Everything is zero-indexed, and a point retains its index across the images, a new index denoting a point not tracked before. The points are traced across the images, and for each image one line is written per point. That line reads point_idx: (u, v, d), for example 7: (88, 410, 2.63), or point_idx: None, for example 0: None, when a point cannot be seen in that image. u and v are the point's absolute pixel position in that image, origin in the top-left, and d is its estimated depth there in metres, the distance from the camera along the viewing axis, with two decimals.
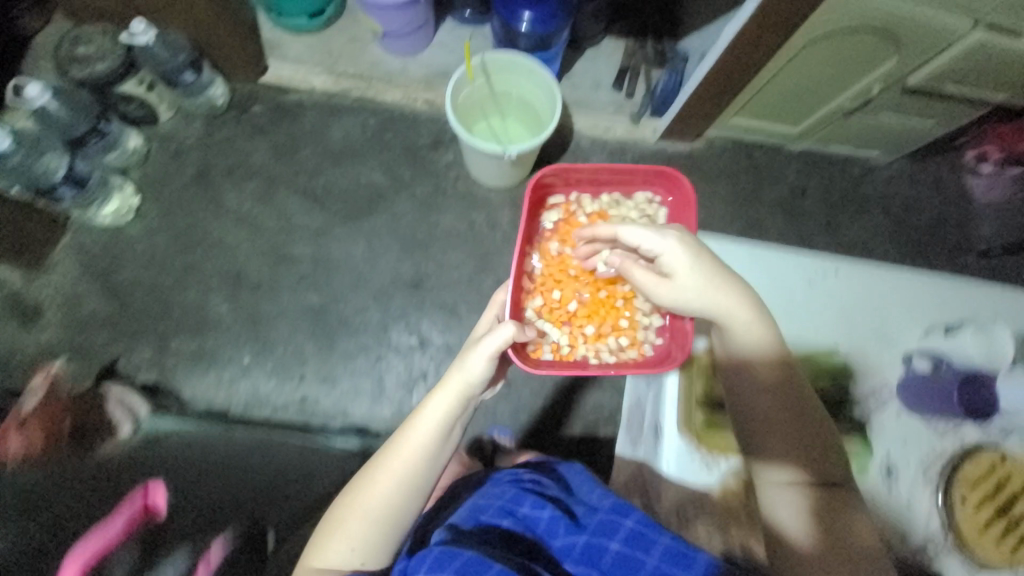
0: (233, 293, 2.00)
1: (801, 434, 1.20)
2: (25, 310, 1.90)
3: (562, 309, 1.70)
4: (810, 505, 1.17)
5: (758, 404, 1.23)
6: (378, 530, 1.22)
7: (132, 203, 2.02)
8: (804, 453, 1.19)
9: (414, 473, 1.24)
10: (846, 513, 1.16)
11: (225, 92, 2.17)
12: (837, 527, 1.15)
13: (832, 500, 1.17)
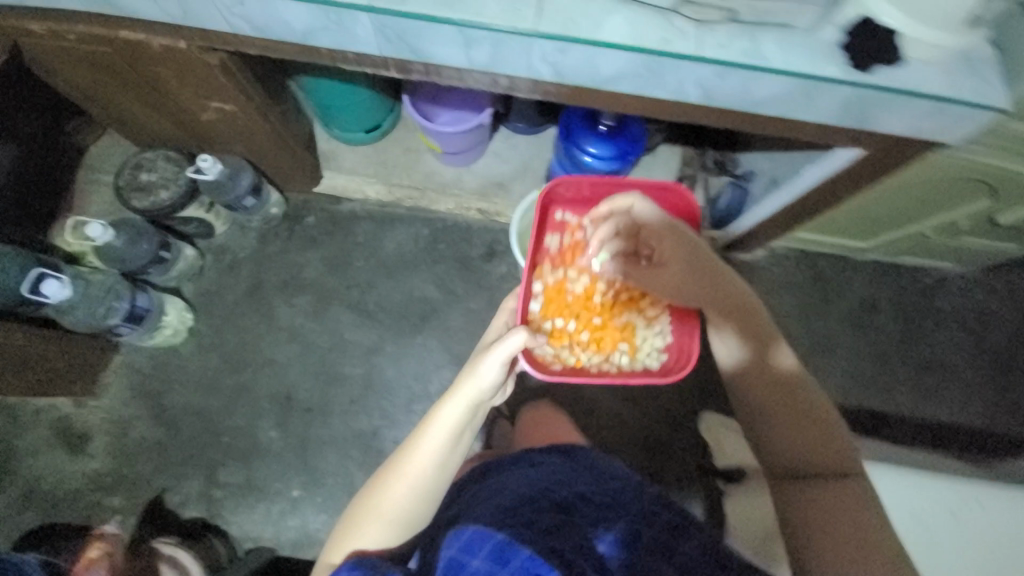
0: (284, 418, 1.93)
1: (788, 425, 1.12)
2: (73, 438, 1.85)
3: (566, 326, 1.64)
4: (804, 467, 1.09)
5: (757, 386, 1.15)
6: (410, 511, 1.15)
7: (185, 322, 1.96)
8: (777, 391, 1.13)
9: (446, 450, 1.17)
10: (840, 454, 1.07)
11: (279, 202, 2.12)
12: (866, 550, 0.96)
13: (816, 428, 1.10)
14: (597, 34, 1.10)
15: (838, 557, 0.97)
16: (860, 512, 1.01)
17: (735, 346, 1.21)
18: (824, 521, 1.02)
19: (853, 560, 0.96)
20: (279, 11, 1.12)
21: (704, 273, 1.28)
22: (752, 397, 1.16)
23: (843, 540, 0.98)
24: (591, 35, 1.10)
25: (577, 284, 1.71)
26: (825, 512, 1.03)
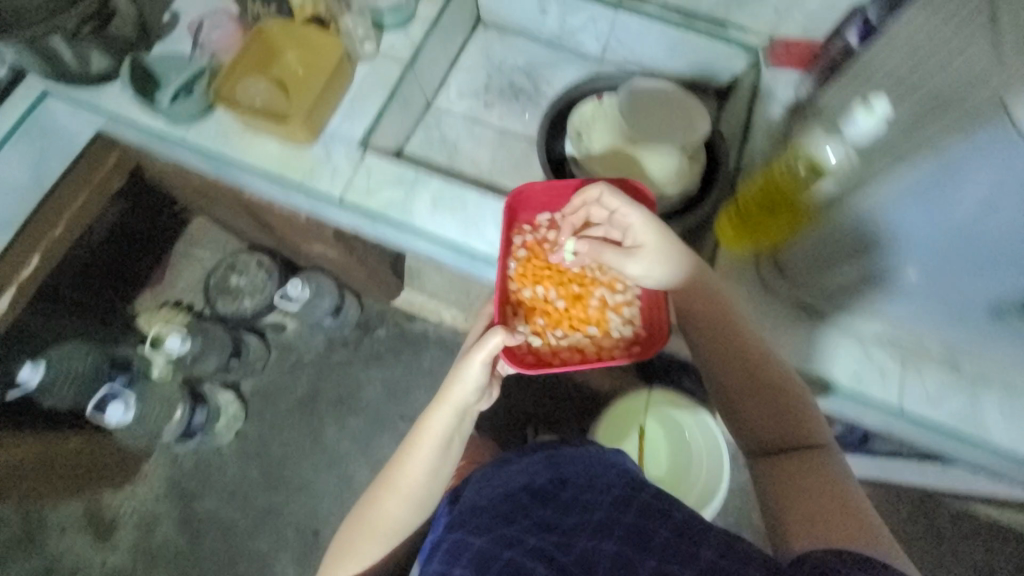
0: (306, 556, 1.80)
1: (745, 384, 0.90)
2: (102, 524, 1.81)
3: (539, 292, 1.01)
4: (778, 447, 0.89)
5: (727, 368, 0.91)
6: (404, 483, 0.94)
7: (239, 419, 1.90)
8: (702, 299, 0.90)
9: (422, 457, 0.94)
10: (810, 428, 0.87)
11: (356, 308, 2.00)
12: (830, 528, 0.78)
13: (786, 409, 0.88)
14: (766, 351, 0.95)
15: (800, 518, 0.81)
16: (841, 499, 0.81)
17: (689, 305, 0.91)
18: (790, 497, 0.83)
19: (825, 538, 0.77)
20: (411, 242, 1.03)
21: (686, 290, 0.90)
22: (732, 390, 0.91)
23: (814, 525, 0.79)
24: None
25: (553, 254, 1.00)
26: (799, 482, 0.84)
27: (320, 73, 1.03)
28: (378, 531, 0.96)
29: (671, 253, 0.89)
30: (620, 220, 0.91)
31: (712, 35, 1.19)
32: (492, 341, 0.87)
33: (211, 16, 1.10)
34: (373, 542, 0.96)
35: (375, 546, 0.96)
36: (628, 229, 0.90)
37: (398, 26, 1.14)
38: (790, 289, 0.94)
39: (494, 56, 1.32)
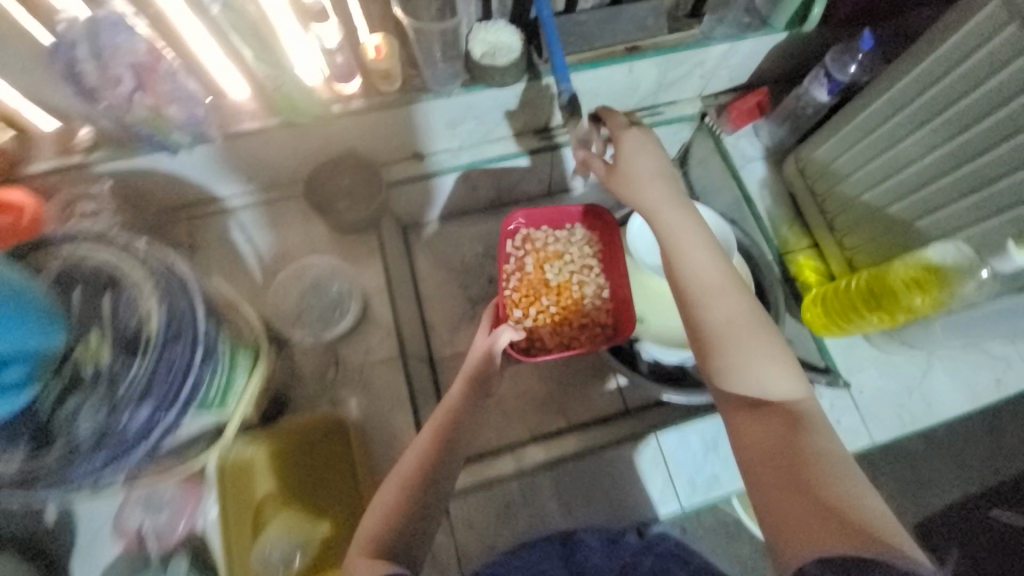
0: None
1: (714, 295, 0.68)
2: None
3: (520, 294, 0.96)
4: (748, 395, 0.63)
5: (701, 280, 0.68)
6: (422, 454, 0.68)
7: None
8: (686, 242, 0.71)
9: (438, 454, 0.69)
10: (773, 378, 0.64)
11: None
12: (812, 513, 0.53)
13: (756, 357, 0.64)
14: (933, 415, 0.90)
15: (774, 483, 0.56)
16: (798, 452, 0.57)
17: (677, 240, 0.71)
18: (767, 475, 0.57)
19: (818, 537, 0.51)
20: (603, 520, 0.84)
21: (664, 199, 0.73)
22: (716, 326, 0.66)
23: (792, 505, 0.54)
24: (927, 419, 0.90)
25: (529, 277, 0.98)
26: (767, 452, 0.59)
27: (339, 457, 0.83)
28: (411, 504, 0.65)
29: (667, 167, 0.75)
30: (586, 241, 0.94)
31: (657, 126, 1.09)
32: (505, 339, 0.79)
33: (149, 501, 0.75)
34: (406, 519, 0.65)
35: (391, 516, 0.65)
36: (619, 150, 0.75)
37: (352, 327, 0.92)
38: (921, 338, 0.84)
39: (454, 259, 1.12)
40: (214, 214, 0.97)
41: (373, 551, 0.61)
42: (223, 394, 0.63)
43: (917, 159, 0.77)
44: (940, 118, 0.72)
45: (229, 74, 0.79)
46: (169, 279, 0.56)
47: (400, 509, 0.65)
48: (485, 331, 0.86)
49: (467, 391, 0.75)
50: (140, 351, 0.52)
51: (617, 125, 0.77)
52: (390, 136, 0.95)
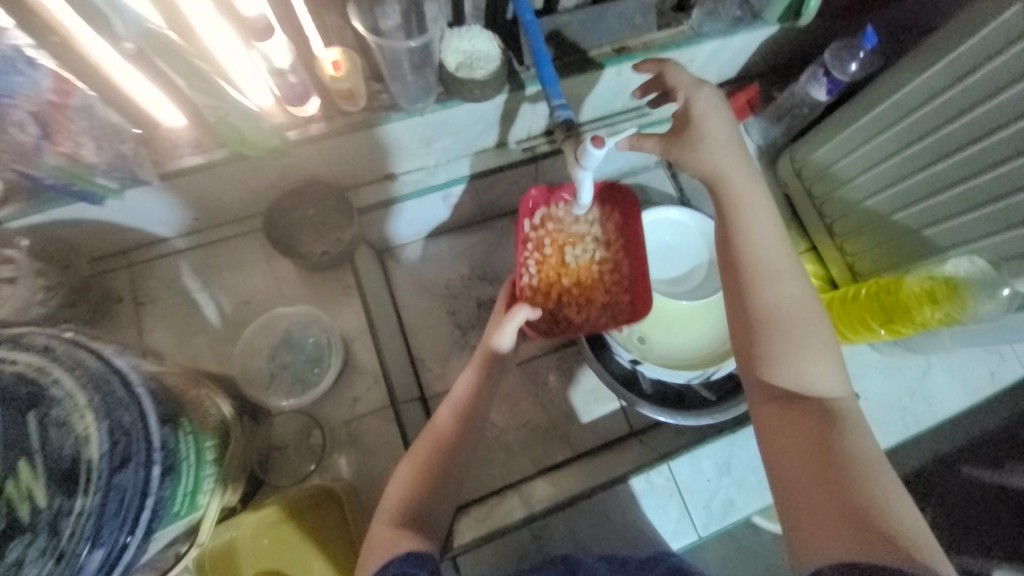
0: None
1: (771, 275, 0.65)
2: None
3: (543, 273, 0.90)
4: (784, 382, 0.60)
5: (761, 264, 0.65)
6: (438, 440, 0.71)
7: None
8: (749, 218, 0.68)
9: (458, 434, 0.72)
10: (816, 367, 0.60)
11: None
12: (835, 515, 0.50)
13: (799, 345, 0.61)
14: (936, 416, 0.90)
15: (795, 476, 0.54)
16: (833, 450, 0.54)
17: (741, 211, 0.68)
18: (793, 466, 0.55)
19: (837, 534, 0.49)
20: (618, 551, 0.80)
21: (738, 172, 0.69)
22: (764, 304, 0.64)
23: (818, 506, 0.52)
24: (930, 420, 0.90)
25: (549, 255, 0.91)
26: (797, 445, 0.56)
27: (332, 523, 0.74)
28: (433, 486, 0.69)
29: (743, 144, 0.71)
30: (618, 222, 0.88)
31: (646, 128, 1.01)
32: (519, 318, 0.76)
33: None
34: (424, 498, 0.68)
35: (410, 494, 0.68)
36: (689, 109, 0.71)
37: (335, 379, 0.83)
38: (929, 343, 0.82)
39: (437, 282, 1.04)
40: (161, 258, 0.85)
41: (398, 520, 0.66)
42: (192, 497, 0.54)
43: (926, 164, 0.74)
44: (951, 125, 0.69)
45: (158, 102, 0.67)
46: (106, 389, 0.47)
47: (420, 489, 0.68)
48: (501, 311, 0.84)
49: (483, 371, 0.75)
50: (85, 483, 0.43)
51: (683, 83, 0.73)
52: (357, 159, 0.84)
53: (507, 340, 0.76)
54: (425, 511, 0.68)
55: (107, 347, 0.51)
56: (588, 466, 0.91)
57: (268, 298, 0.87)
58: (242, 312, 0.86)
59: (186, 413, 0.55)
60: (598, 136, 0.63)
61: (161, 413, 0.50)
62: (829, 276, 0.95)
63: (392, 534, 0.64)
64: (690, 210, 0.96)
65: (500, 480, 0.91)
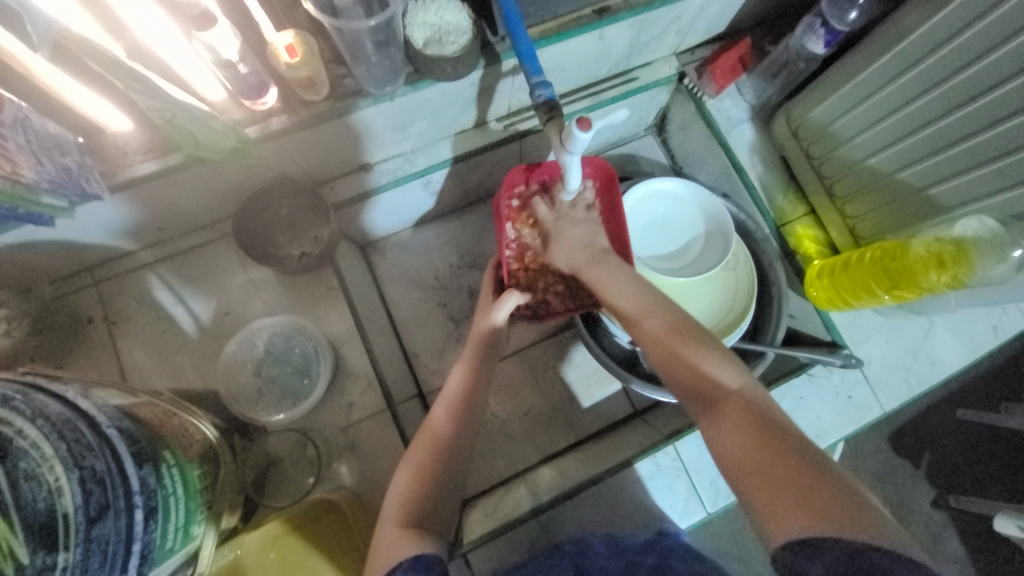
0: None
1: (640, 316, 0.67)
2: None
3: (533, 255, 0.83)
4: (697, 394, 0.59)
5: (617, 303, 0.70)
6: (449, 422, 0.69)
7: None
8: (604, 279, 0.73)
9: (461, 417, 0.70)
10: (714, 367, 0.59)
11: None
12: (785, 491, 0.47)
13: (696, 350, 0.61)
14: (939, 374, 0.88)
15: (742, 462, 0.51)
16: (764, 432, 0.52)
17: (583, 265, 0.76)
18: (736, 460, 0.52)
19: (791, 509, 0.46)
20: (631, 530, 0.79)
21: (585, 257, 0.76)
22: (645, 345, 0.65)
23: (763, 486, 0.48)
24: (933, 378, 0.88)
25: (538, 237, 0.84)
26: (736, 446, 0.52)
27: (336, 531, 0.72)
28: (439, 475, 0.65)
29: (598, 234, 0.78)
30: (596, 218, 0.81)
31: (633, 94, 0.95)
32: (510, 304, 0.76)
33: None
34: (429, 487, 0.64)
35: (420, 488, 0.64)
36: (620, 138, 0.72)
37: (328, 386, 0.80)
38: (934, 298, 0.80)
39: (426, 274, 1.00)
40: (129, 272, 0.81)
41: (407, 515, 0.61)
42: (185, 530, 0.52)
43: (933, 119, 0.70)
44: (961, 75, 0.65)
45: (97, 106, 0.60)
46: (72, 435, 0.42)
47: (426, 480, 0.65)
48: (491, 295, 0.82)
49: (481, 350, 0.75)
50: (66, 538, 0.38)
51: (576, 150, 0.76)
52: (327, 152, 0.79)
53: (504, 317, 0.76)
54: (431, 505, 0.64)
55: (67, 389, 0.47)
56: (593, 451, 0.90)
57: (249, 307, 0.83)
58: (223, 323, 0.82)
59: (166, 446, 0.52)
60: (584, 118, 0.57)
61: (137, 453, 0.47)
62: (830, 240, 0.91)
63: (400, 534, 0.59)
64: (684, 181, 0.94)
65: (507, 470, 0.92)
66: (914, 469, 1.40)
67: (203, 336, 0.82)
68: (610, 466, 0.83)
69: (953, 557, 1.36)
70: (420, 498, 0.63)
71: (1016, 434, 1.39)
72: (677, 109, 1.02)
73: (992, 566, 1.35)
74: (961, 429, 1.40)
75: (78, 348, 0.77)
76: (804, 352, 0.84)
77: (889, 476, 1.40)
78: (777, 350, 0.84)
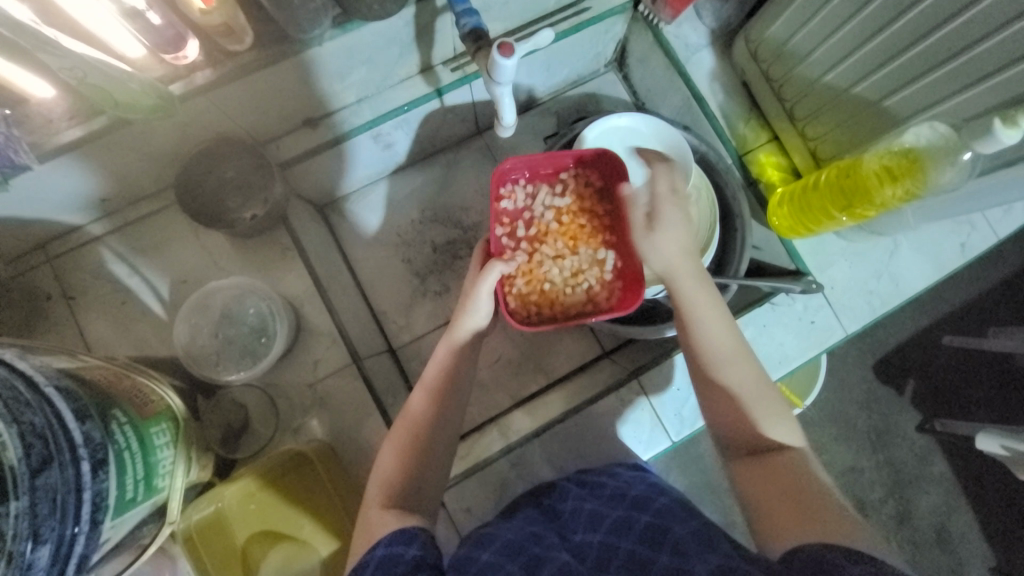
0: None
1: (726, 355, 0.65)
2: None
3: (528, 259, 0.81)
4: (763, 439, 0.60)
5: (711, 337, 0.65)
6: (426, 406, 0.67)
7: None
8: (709, 299, 0.67)
9: (448, 383, 0.68)
10: (780, 425, 0.61)
11: None
12: (810, 521, 0.52)
13: (769, 408, 0.62)
14: (904, 294, 0.88)
15: (779, 496, 0.55)
16: (806, 486, 0.55)
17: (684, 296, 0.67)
18: (769, 490, 0.56)
19: (803, 528, 0.51)
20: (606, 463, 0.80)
21: (688, 266, 0.69)
22: (729, 379, 0.63)
23: (788, 506, 0.54)
24: (897, 299, 0.88)
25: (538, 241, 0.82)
26: (777, 485, 0.56)
27: (311, 480, 0.76)
28: (428, 447, 0.65)
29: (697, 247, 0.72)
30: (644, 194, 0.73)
31: (585, 28, 0.86)
32: (493, 277, 0.69)
33: None
34: (413, 464, 0.63)
35: (406, 464, 0.63)
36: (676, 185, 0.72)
37: (289, 346, 0.81)
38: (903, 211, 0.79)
39: (388, 231, 0.99)
40: (82, 246, 0.81)
41: (386, 474, 0.63)
42: (146, 482, 0.54)
43: (889, 21, 0.66)
44: None
45: (13, 72, 0.58)
46: (8, 392, 0.43)
47: (405, 442, 0.65)
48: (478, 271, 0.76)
49: (458, 351, 0.70)
50: (9, 490, 0.40)
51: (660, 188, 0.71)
52: (263, 108, 0.76)
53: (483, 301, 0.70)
54: (418, 484, 0.63)
55: (3, 352, 0.47)
56: (567, 391, 0.89)
57: (205, 274, 0.83)
58: (181, 292, 0.82)
59: (117, 405, 0.53)
60: (507, 47, 0.65)
61: (80, 410, 0.47)
62: (792, 165, 0.90)
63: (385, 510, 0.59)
64: (641, 115, 0.90)
65: (481, 417, 0.94)
66: (899, 397, 1.42)
67: (161, 305, 0.82)
68: (579, 402, 0.86)
69: (935, 476, 1.40)
70: (404, 478, 0.63)
71: (1006, 356, 1.41)
72: (634, 40, 0.96)
73: (978, 486, 1.39)
74: (940, 356, 1.42)
75: (39, 323, 0.78)
76: (765, 282, 0.83)
77: (873, 405, 1.42)
78: (740, 281, 0.83)
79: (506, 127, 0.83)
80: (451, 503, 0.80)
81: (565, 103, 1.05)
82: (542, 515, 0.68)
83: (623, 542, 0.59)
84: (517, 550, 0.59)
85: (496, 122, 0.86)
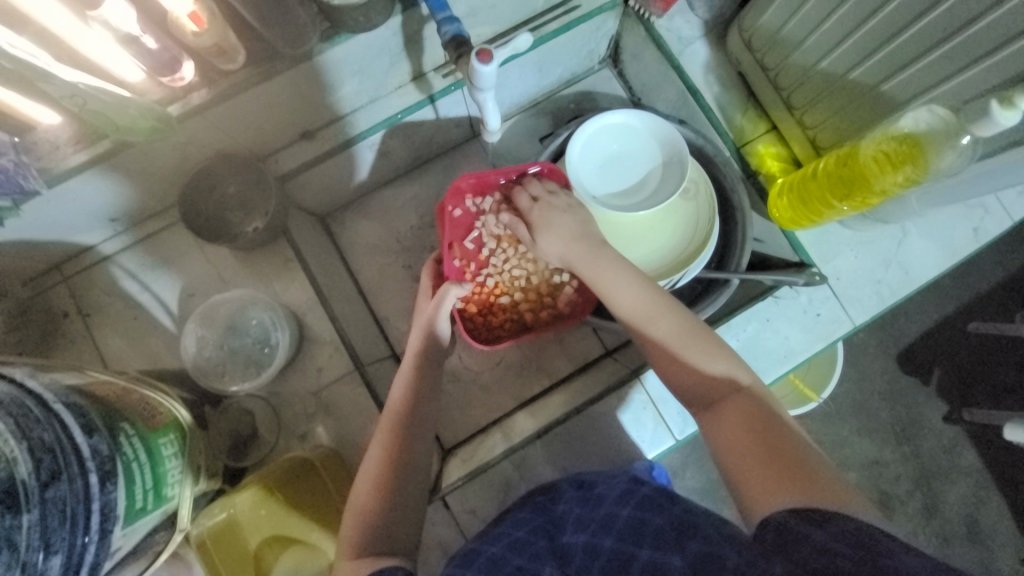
0: None
1: (649, 313, 0.66)
2: None
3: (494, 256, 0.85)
4: (709, 384, 0.61)
5: (626, 305, 0.68)
6: (405, 389, 0.71)
7: None
8: (606, 273, 0.70)
9: (417, 387, 0.72)
10: (722, 365, 0.61)
11: None
12: (779, 478, 0.50)
13: (702, 350, 0.62)
14: (912, 284, 0.85)
15: (744, 452, 0.54)
16: (769, 437, 0.54)
17: (597, 276, 0.71)
18: (734, 452, 0.55)
19: (773, 488, 0.49)
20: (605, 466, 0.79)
21: (581, 250, 0.73)
22: (659, 334, 0.65)
23: (757, 467, 0.52)
24: (906, 289, 0.85)
25: (500, 236, 0.84)
26: (742, 443, 0.55)
27: (316, 483, 0.77)
28: (406, 433, 0.68)
29: (588, 222, 0.75)
30: (557, 193, 0.78)
31: (575, 26, 0.85)
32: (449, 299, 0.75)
33: None
34: (397, 467, 0.65)
35: (390, 455, 0.66)
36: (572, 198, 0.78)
37: (292, 355, 0.83)
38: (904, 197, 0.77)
39: (388, 239, 1.00)
40: (95, 266, 0.84)
41: (377, 473, 0.64)
42: (156, 491, 0.56)
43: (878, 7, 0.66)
44: None
45: (23, 103, 0.61)
46: (18, 410, 0.45)
47: (389, 427, 0.68)
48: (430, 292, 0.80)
49: (422, 360, 0.74)
50: (20, 503, 0.42)
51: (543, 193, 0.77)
52: (258, 122, 0.78)
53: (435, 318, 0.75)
54: (390, 525, 0.62)
55: (15, 371, 0.50)
56: (566, 393, 0.89)
57: (212, 287, 0.86)
58: (188, 305, 0.85)
59: (125, 418, 0.56)
60: (486, 53, 0.67)
61: (87, 424, 0.50)
62: (793, 156, 0.88)
63: (355, 565, 0.57)
64: (631, 112, 0.89)
65: (485, 419, 0.94)
66: (924, 387, 1.37)
67: (169, 319, 0.85)
68: (579, 402, 0.85)
69: (962, 469, 1.35)
70: (380, 494, 0.63)
71: None
72: (627, 36, 0.95)
73: (1009, 477, 1.34)
74: (966, 345, 1.37)
75: (56, 340, 0.82)
76: (767, 275, 0.81)
77: (896, 396, 1.38)
78: (740, 276, 0.81)
79: (492, 135, 0.85)
80: (455, 505, 0.80)
81: (561, 102, 1.05)
82: (535, 514, 0.68)
83: (606, 539, 0.59)
84: (501, 562, 0.60)
85: (483, 131, 0.88)
